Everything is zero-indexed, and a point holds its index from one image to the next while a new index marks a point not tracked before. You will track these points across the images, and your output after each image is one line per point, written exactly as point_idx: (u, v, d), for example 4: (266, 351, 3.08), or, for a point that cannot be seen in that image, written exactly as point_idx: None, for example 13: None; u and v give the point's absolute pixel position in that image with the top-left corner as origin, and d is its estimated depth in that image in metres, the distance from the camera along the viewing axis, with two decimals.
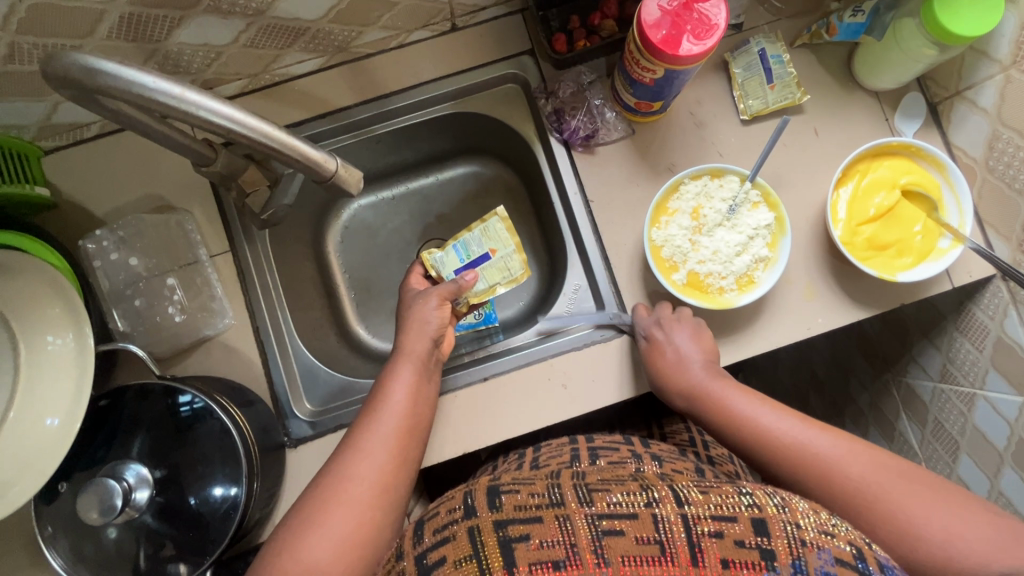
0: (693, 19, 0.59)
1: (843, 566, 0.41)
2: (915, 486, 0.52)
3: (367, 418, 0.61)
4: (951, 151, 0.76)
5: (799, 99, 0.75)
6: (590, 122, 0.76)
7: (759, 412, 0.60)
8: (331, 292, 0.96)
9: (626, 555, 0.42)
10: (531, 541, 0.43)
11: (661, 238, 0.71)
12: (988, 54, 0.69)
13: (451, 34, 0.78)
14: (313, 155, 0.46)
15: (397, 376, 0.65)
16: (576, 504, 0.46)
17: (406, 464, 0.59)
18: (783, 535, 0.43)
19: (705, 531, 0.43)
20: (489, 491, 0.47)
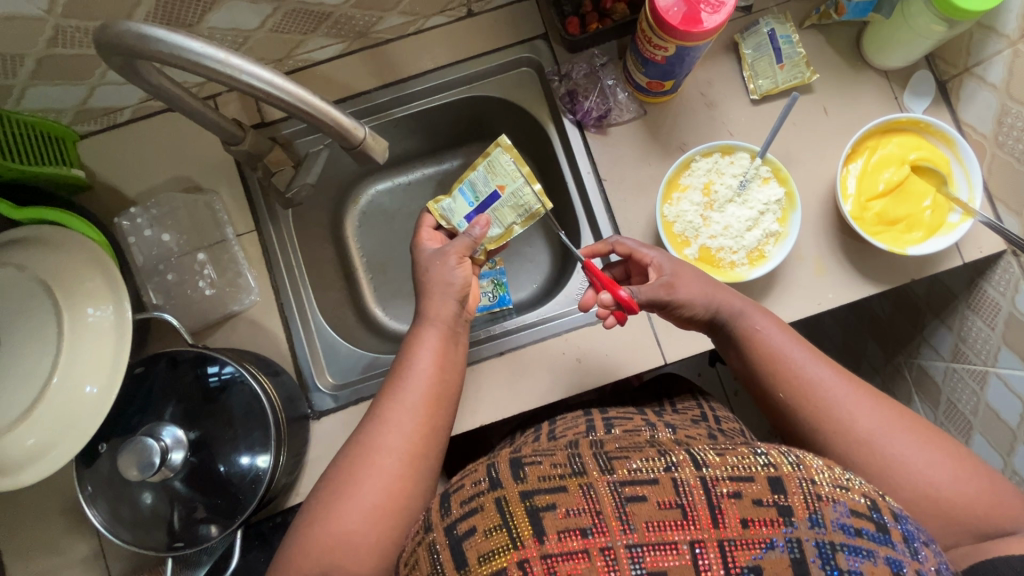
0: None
1: (857, 517, 0.42)
2: (926, 444, 0.54)
3: (392, 387, 0.63)
4: (961, 128, 0.77)
5: (808, 78, 0.77)
6: (603, 103, 0.78)
7: (793, 349, 0.60)
8: (351, 274, 0.99)
9: (650, 521, 0.42)
10: (557, 510, 0.42)
11: (673, 213, 0.73)
12: (996, 30, 0.69)
13: (467, 20, 0.81)
14: (344, 122, 0.48)
15: (423, 342, 0.66)
16: (598, 472, 0.45)
17: (434, 431, 0.61)
18: (799, 491, 0.43)
19: (724, 493, 0.43)
20: (512, 463, 0.47)
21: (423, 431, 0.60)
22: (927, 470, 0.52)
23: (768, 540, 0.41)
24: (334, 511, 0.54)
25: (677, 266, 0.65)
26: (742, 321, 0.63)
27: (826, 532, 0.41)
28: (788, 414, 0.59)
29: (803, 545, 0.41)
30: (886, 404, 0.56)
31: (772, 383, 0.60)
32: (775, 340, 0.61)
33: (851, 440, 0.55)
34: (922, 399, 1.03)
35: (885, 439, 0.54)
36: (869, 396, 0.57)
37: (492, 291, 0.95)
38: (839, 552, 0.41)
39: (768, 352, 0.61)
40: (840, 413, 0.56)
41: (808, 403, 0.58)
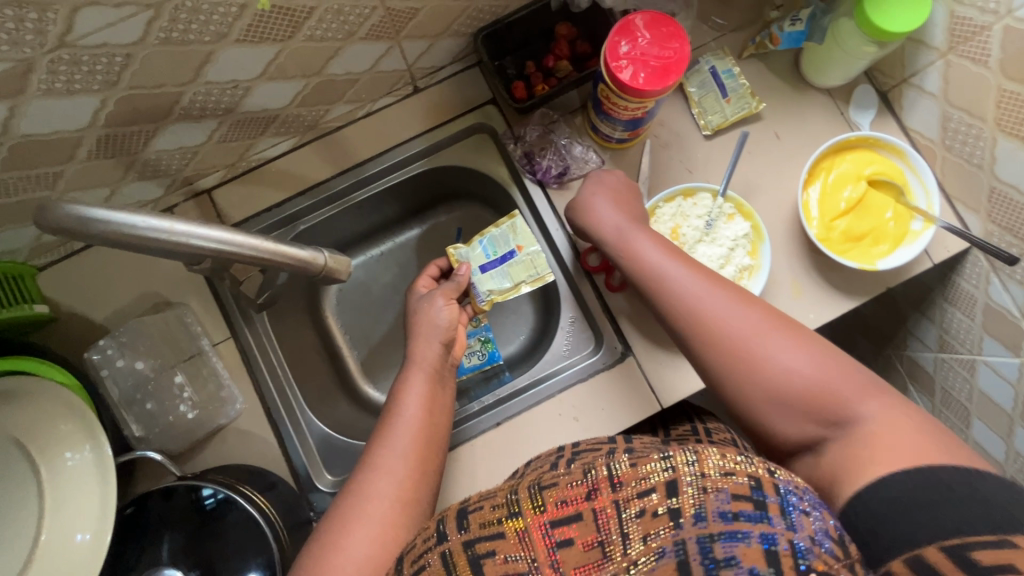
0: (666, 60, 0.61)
1: (737, 500, 0.39)
2: (771, 331, 0.54)
3: (382, 430, 0.63)
4: (909, 134, 0.79)
5: (755, 108, 0.78)
6: (560, 160, 0.78)
7: (651, 251, 0.63)
8: (336, 354, 0.99)
9: (578, 567, 0.39)
10: (497, 556, 0.40)
11: None
12: (925, 43, 0.71)
13: (415, 96, 0.81)
14: (303, 255, 0.59)
15: (411, 385, 0.66)
16: (530, 512, 0.41)
17: (425, 477, 0.59)
18: (688, 489, 0.39)
19: (630, 514, 0.39)
20: (459, 513, 0.45)
21: (417, 468, 0.59)
22: (780, 364, 0.53)
23: (658, 551, 0.38)
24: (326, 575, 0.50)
25: (586, 199, 0.70)
26: (618, 250, 0.65)
27: (707, 525, 0.38)
28: (670, 323, 0.60)
29: (688, 546, 0.38)
30: (743, 299, 0.57)
31: (653, 292, 0.61)
32: (638, 243, 0.64)
33: (708, 335, 0.56)
34: (917, 388, 1.05)
35: (739, 334, 0.55)
36: (730, 295, 0.58)
37: (480, 349, 0.93)
38: (718, 542, 0.38)
39: (643, 270, 0.62)
40: (715, 319, 0.56)
41: (681, 306, 0.58)
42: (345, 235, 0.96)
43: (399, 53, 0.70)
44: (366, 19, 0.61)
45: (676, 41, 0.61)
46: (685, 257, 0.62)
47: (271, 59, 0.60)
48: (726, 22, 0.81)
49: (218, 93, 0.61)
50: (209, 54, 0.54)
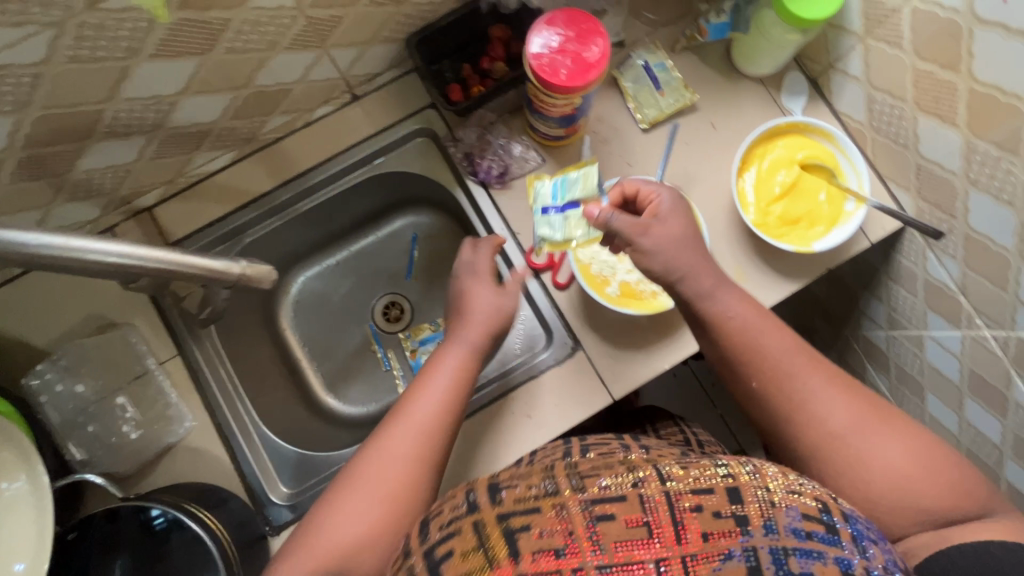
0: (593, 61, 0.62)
1: (808, 520, 0.38)
2: (888, 434, 0.58)
3: (415, 390, 0.67)
4: (840, 118, 0.81)
5: (691, 99, 0.80)
6: (500, 161, 0.79)
7: (764, 337, 0.64)
8: (295, 367, 0.98)
9: (619, 542, 0.36)
10: (533, 531, 0.36)
11: (587, 257, 0.74)
12: (845, 28, 0.72)
13: (354, 104, 0.81)
14: (216, 266, 0.57)
15: (450, 354, 0.70)
16: (570, 490, 0.39)
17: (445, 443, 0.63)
18: (756, 498, 0.39)
19: (687, 508, 0.38)
20: (489, 487, 0.41)
21: (435, 434, 0.62)
22: (898, 468, 0.56)
23: (725, 552, 0.36)
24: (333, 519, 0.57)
25: (670, 213, 0.68)
26: (707, 302, 0.66)
27: (780, 537, 0.36)
28: (761, 404, 0.63)
29: (760, 552, 0.36)
30: (857, 398, 0.61)
31: (746, 371, 0.64)
32: (748, 327, 0.64)
33: (829, 439, 0.59)
34: (874, 367, 1.07)
35: (854, 434, 0.58)
36: (844, 392, 0.61)
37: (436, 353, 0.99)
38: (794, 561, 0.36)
39: (734, 340, 0.64)
40: (812, 404, 0.60)
41: (780, 392, 0.62)
42: (298, 245, 0.96)
43: (330, 61, 0.70)
44: (289, 29, 0.61)
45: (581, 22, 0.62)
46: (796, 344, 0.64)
47: (192, 73, 0.59)
48: (657, 17, 0.82)
49: (143, 109, 0.61)
50: (124, 69, 0.54)
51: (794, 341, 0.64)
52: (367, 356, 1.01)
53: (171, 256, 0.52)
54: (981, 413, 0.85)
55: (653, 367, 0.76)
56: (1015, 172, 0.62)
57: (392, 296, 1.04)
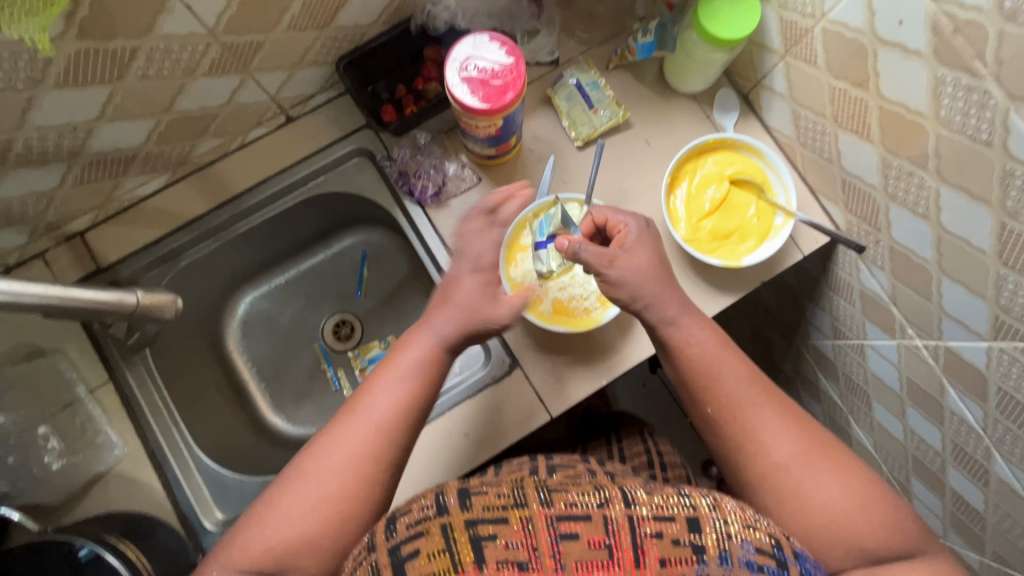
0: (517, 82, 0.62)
1: (761, 554, 0.45)
2: (832, 472, 0.59)
3: (375, 378, 0.63)
4: (772, 132, 0.82)
5: (622, 116, 0.80)
6: (435, 179, 0.79)
7: (721, 369, 0.64)
8: (241, 389, 0.97)
9: (580, 560, 0.43)
10: (498, 541, 0.44)
11: (519, 275, 0.74)
12: (767, 47, 0.73)
13: (289, 125, 0.81)
14: (111, 297, 0.61)
15: (412, 342, 0.65)
16: (538, 505, 0.46)
17: (398, 436, 0.60)
18: (713, 531, 0.46)
19: (648, 533, 0.45)
20: (460, 493, 0.48)
21: (399, 429, 0.60)
22: (838, 504, 0.57)
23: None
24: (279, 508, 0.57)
25: (635, 244, 0.67)
26: (670, 329, 0.66)
27: (733, 569, 0.44)
28: (717, 430, 0.63)
29: None
30: (805, 433, 0.61)
31: (705, 396, 0.64)
32: (707, 359, 0.64)
33: (770, 472, 0.60)
34: (826, 376, 1.08)
35: (797, 468, 0.59)
36: (792, 427, 0.62)
37: None
38: None
39: (693, 365, 0.64)
40: (763, 435, 0.61)
41: (734, 420, 0.62)
42: (243, 265, 0.95)
43: (256, 85, 0.71)
44: (203, 55, 0.61)
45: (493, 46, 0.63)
46: (750, 375, 0.65)
47: (104, 102, 0.60)
48: (590, 36, 0.83)
49: (58, 138, 0.61)
50: (28, 100, 0.54)
51: (749, 371, 0.65)
52: (317, 376, 1.00)
53: (68, 291, 0.55)
54: (921, 420, 0.86)
55: (592, 383, 0.75)
56: (927, 187, 0.63)
57: (343, 313, 1.03)
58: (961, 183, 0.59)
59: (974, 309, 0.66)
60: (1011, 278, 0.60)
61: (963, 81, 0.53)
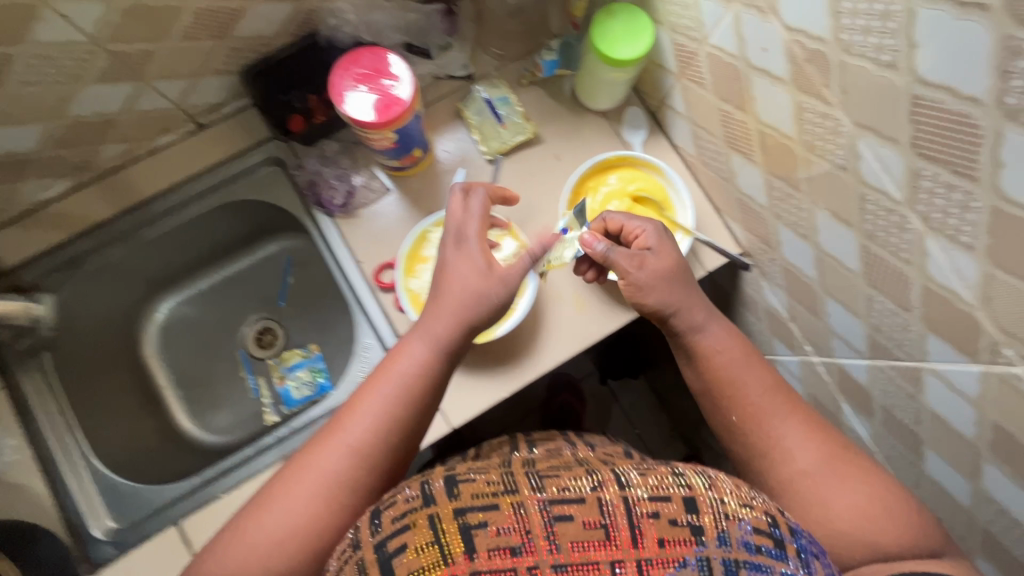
0: (390, 108, 0.63)
1: (759, 534, 0.45)
2: (849, 481, 0.57)
3: (380, 371, 0.62)
4: (679, 151, 0.84)
5: (531, 132, 0.82)
6: (342, 189, 0.80)
7: (740, 374, 0.64)
8: (156, 396, 0.96)
9: (576, 541, 0.44)
10: (489, 527, 0.45)
11: (418, 287, 0.75)
12: (665, 68, 0.75)
13: (200, 132, 0.82)
14: None
15: (417, 332, 0.63)
16: (529, 490, 0.48)
17: (402, 429, 0.58)
18: (710, 510, 0.46)
19: (645, 513, 0.46)
20: (448, 480, 0.49)
21: (383, 440, 0.57)
22: (861, 506, 0.56)
23: (680, 559, 0.43)
24: (256, 515, 0.55)
25: (660, 246, 0.68)
26: (697, 335, 0.66)
27: (732, 550, 0.44)
28: (739, 437, 0.63)
29: (712, 563, 0.43)
30: (828, 438, 0.60)
31: (727, 405, 0.63)
32: (735, 367, 0.64)
33: (791, 480, 0.58)
34: None
35: (820, 474, 0.58)
36: (811, 432, 0.60)
37: (310, 380, 0.98)
38: (743, 569, 0.43)
39: (718, 374, 0.64)
40: (783, 444, 0.60)
41: (757, 428, 0.61)
42: (163, 271, 0.95)
43: (156, 93, 0.72)
44: (91, 63, 0.64)
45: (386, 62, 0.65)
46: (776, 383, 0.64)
47: None
48: (504, 52, 0.85)
49: None
50: None
51: (774, 380, 0.64)
52: (237, 383, 1.00)
53: None
54: None
55: (491, 396, 0.77)
56: (804, 209, 0.65)
57: (268, 322, 1.03)
58: (829, 206, 0.61)
59: (853, 328, 0.68)
60: (878, 299, 0.62)
61: (818, 107, 0.55)
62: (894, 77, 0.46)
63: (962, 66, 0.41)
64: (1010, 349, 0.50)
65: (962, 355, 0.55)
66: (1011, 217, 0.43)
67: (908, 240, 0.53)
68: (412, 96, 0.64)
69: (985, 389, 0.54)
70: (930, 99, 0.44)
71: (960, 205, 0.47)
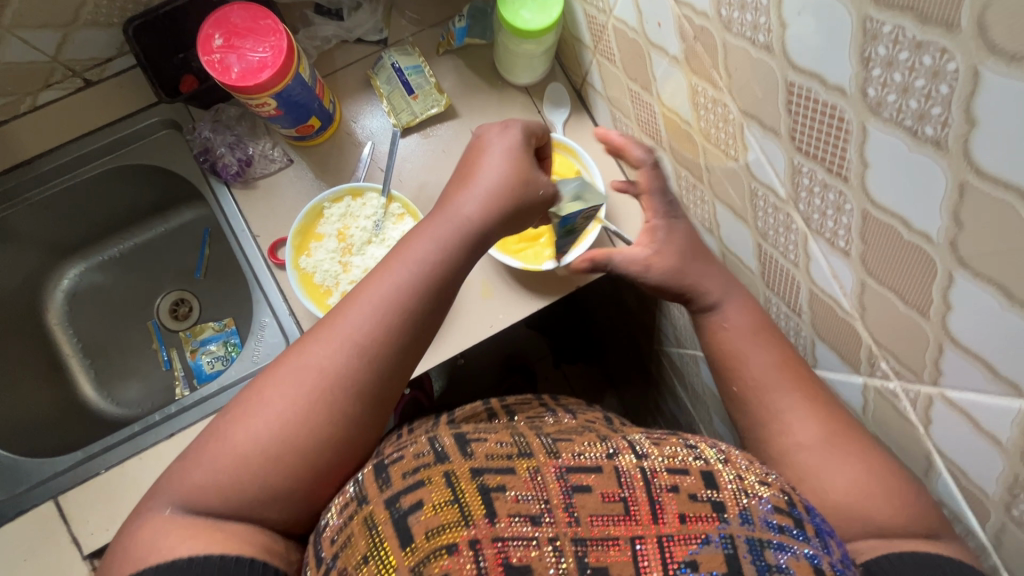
0: (261, 72, 0.59)
1: (779, 513, 0.44)
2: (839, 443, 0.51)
3: (376, 273, 0.52)
4: (602, 132, 0.79)
5: (443, 104, 0.76)
6: (238, 156, 0.75)
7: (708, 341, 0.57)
8: (60, 364, 0.92)
9: (595, 514, 0.42)
10: (509, 493, 0.42)
11: (309, 265, 0.71)
12: (581, 40, 0.70)
13: (88, 89, 0.77)
14: None
15: (427, 232, 0.53)
16: (546, 456, 0.46)
17: (390, 346, 0.50)
18: (729, 487, 0.46)
19: (663, 487, 0.45)
20: (460, 439, 0.47)
21: (387, 351, 0.50)
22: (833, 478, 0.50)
23: (703, 536, 0.42)
24: (225, 434, 0.47)
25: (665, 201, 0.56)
26: None
27: (756, 529, 0.43)
28: (740, 406, 0.57)
29: (736, 541, 0.42)
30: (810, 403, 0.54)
31: None
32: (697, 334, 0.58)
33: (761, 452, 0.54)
34: (679, 383, 1.10)
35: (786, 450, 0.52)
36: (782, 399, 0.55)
37: (224, 355, 0.94)
38: (768, 549, 0.42)
39: None
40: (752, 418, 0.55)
41: (730, 404, 0.57)
42: (66, 235, 0.92)
43: (21, 42, 0.68)
44: None
45: (263, 19, 0.61)
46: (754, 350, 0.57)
47: None
48: (421, 17, 0.80)
49: None
50: None
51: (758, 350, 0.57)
52: (148, 355, 0.96)
53: None
54: None
55: None
56: (707, 201, 0.61)
57: (185, 293, 0.98)
58: (727, 200, 0.57)
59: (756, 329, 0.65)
60: (775, 301, 0.58)
61: (709, 92, 0.50)
62: (770, 61, 0.41)
63: (826, 51, 0.36)
64: (884, 362, 0.47)
65: (845, 365, 0.52)
66: (879, 222, 0.39)
67: (794, 241, 0.50)
68: (289, 62, 0.60)
69: (866, 401, 0.52)
70: (801, 87, 0.40)
71: (834, 206, 0.43)
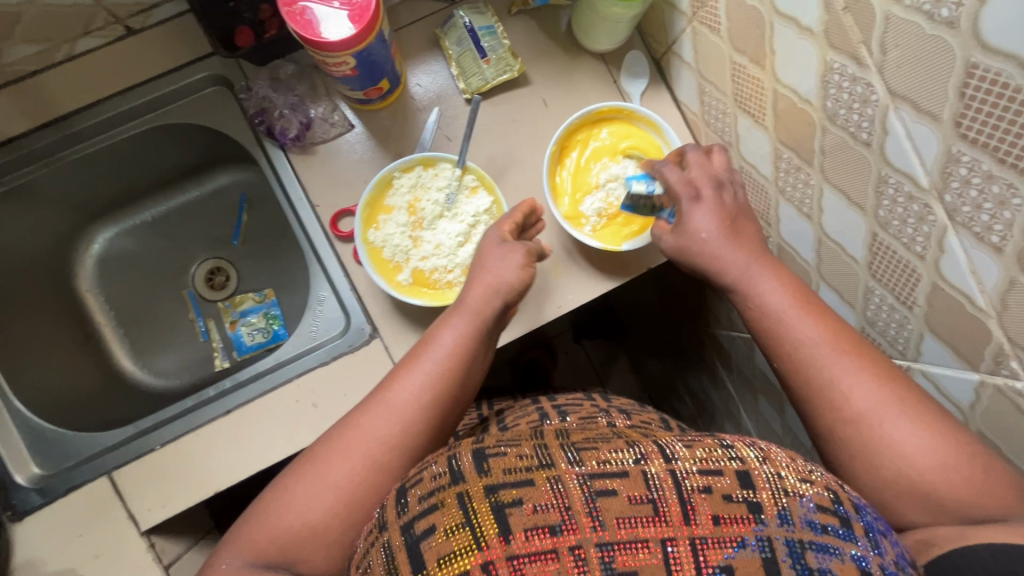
0: (346, 27, 0.54)
1: (823, 512, 0.40)
2: None
3: (408, 363, 0.54)
4: (681, 106, 0.75)
5: (516, 71, 0.71)
6: (298, 120, 0.71)
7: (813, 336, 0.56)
8: (94, 333, 0.88)
9: (621, 517, 0.39)
10: (525, 506, 0.39)
11: (378, 239, 0.67)
12: (675, 7, 0.66)
13: (129, 38, 0.71)
14: None
15: (448, 324, 0.56)
16: (566, 464, 0.42)
17: (434, 432, 0.51)
18: (767, 486, 0.41)
19: (696, 488, 0.41)
20: (476, 452, 0.43)
21: (419, 422, 0.50)
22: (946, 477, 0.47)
23: (739, 539, 0.38)
24: None
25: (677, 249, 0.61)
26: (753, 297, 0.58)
27: (796, 530, 0.39)
28: None
29: (774, 543, 0.38)
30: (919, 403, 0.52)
31: None
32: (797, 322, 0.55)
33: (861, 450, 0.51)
34: (722, 365, 1.08)
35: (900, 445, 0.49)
36: None
37: (265, 327, 0.88)
38: (810, 552, 0.38)
39: None
40: None
41: None
42: (98, 197, 0.86)
43: None
44: None
45: None
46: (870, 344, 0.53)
47: None
48: None
49: None
50: None
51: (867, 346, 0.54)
52: (183, 324, 0.92)
53: None
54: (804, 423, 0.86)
55: None
56: (813, 184, 0.58)
57: (222, 261, 0.93)
58: (841, 186, 0.54)
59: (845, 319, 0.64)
60: (878, 292, 0.57)
61: (849, 69, 0.47)
62: (948, 38, 0.38)
63: None
64: (1014, 361, 0.45)
65: (959, 361, 0.51)
66: None
67: (925, 233, 0.47)
68: (375, 18, 0.55)
69: (978, 398, 0.51)
70: (988, 70, 0.36)
71: (996, 200, 0.40)
